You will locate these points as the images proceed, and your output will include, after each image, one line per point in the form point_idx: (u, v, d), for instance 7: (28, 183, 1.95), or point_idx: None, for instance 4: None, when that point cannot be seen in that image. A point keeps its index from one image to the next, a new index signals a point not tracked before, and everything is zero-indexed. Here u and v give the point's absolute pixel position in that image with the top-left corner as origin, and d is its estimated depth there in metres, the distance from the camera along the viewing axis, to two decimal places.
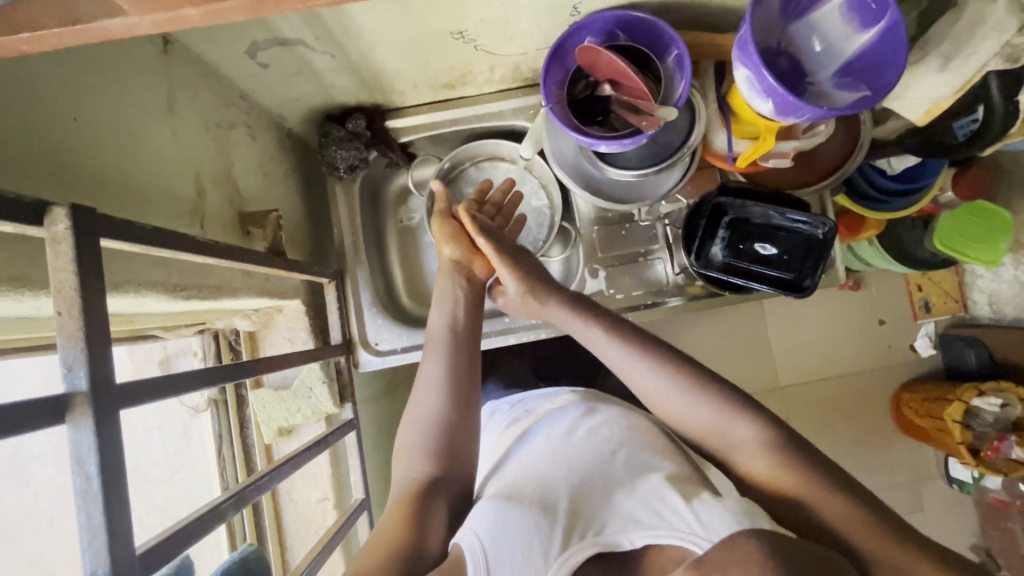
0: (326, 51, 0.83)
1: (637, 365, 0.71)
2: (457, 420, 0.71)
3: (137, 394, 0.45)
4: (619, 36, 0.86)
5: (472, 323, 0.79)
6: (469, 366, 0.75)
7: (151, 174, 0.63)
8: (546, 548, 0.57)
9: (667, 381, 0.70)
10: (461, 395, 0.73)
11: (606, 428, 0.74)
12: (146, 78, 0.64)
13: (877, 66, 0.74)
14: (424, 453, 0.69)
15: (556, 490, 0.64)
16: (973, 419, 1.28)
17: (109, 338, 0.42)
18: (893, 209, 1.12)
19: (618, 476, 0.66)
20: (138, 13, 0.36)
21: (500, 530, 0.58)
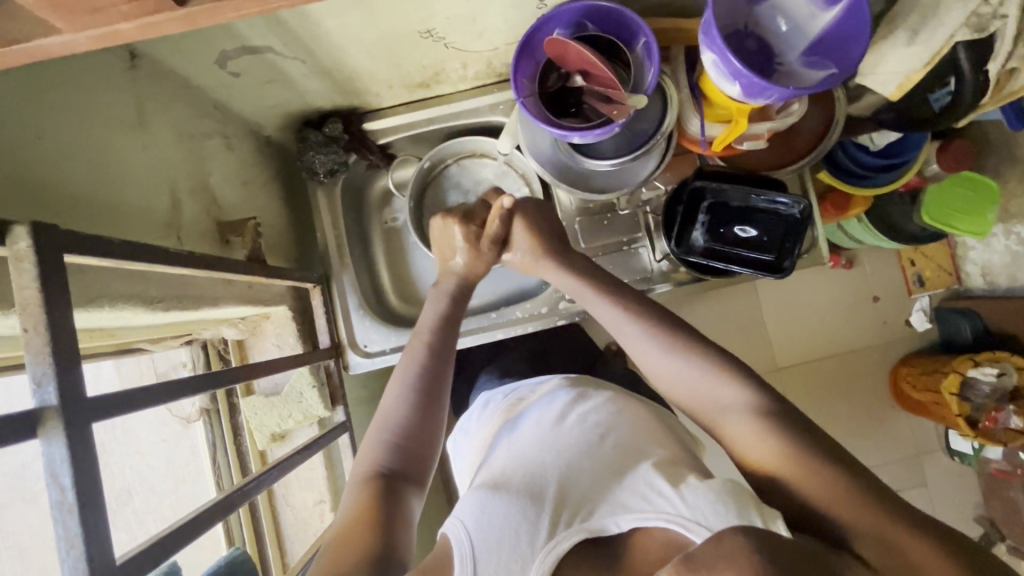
0: (296, 57, 0.84)
1: (645, 343, 0.72)
2: (427, 417, 0.71)
3: (112, 407, 0.46)
4: (587, 27, 0.86)
5: (451, 322, 0.80)
6: (444, 366, 0.75)
7: (122, 190, 0.63)
8: (532, 536, 0.58)
9: (676, 362, 0.69)
10: (432, 388, 0.73)
11: (595, 415, 0.75)
12: (112, 93, 0.64)
13: (842, 44, 0.74)
14: (392, 447, 0.68)
15: (543, 479, 0.65)
16: (970, 391, 1.28)
17: (78, 351, 0.43)
18: (875, 185, 1.13)
19: (605, 461, 0.67)
20: (72, 31, 0.39)
21: (486, 523, 0.59)
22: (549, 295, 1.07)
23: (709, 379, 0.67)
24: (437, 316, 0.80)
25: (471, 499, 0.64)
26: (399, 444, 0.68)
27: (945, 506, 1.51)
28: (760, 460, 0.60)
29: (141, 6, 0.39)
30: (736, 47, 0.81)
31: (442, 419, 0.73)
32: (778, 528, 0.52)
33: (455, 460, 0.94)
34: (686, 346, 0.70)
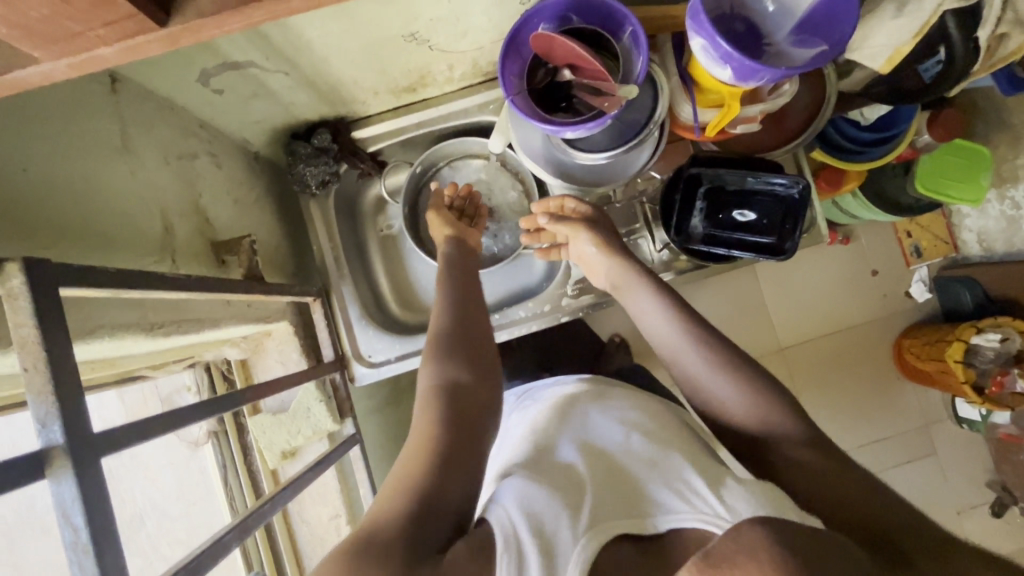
0: (279, 70, 0.82)
1: (691, 356, 0.70)
2: (477, 370, 0.71)
3: (123, 439, 0.45)
4: (573, 19, 0.85)
5: (471, 282, 0.86)
6: (476, 333, 0.76)
7: (112, 217, 0.62)
8: (574, 522, 0.57)
9: (726, 384, 0.67)
10: (475, 334, 0.76)
11: (620, 416, 0.76)
12: (96, 119, 0.63)
13: (830, 20, 0.74)
14: (443, 395, 0.67)
15: (580, 474, 0.65)
16: (974, 357, 1.29)
17: (80, 386, 0.42)
18: (868, 159, 1.13)
19: (635, 458, 0.67)
20: (50, 59, 0.38)
21: (527, 513, 0.57)
22: (551, 293, 1.07)
23: (765, 414, 0.66)
24: (453, 271, 0.87)
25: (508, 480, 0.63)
26: (462, 373, 0.70)
27: (957, 474, 1.52)
28: (815, 491, 0.59)
29: (119, 28, 0.38)
30: (723, 30, 0.80)
31: (490, 367, 0.73)
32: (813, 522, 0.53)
33: None
34: (733, 367, 0.68)
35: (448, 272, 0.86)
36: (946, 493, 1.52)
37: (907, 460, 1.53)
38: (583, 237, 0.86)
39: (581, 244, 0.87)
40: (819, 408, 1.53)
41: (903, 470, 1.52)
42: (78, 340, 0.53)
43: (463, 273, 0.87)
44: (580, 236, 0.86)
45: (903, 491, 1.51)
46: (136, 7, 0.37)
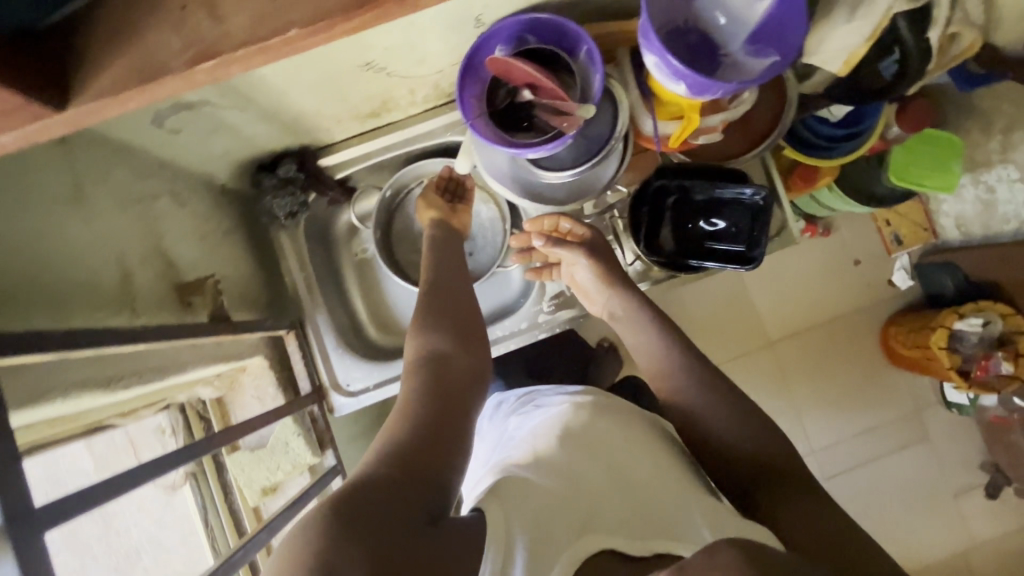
0: (236, 105, 0.82)
1: (686, 379, 0.78)
2: (462, 345, 0.78)
3: (46, 516, 0.45)
4: (529, 39, 0.84)
5: (461, 276, 0.90)
6: (462, 313, 0.83)
7: (65, 273, 0.61)
8: (560, 536, 0.57)
9: (716, 402, 0.75)
10: (464, 319, 0.82)
11: (614, 424, 0.76)
12: (44, 174, 0.62)
13: (781, 29, 0.74)
14: (430, 364, 0.74)
15: (574, 482, 0.65)
16: (959, 342, 1.29)
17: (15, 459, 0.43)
18: (838, 155, 1.14)
19: (630, 470, 0.68)
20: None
21: (528, 519, 0.58)
22: (528, 310, 1.06)
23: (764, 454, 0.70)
24: (444, 263, 0.91)
25: (502, 482, 0.63)
26: (449, 346, 0.77)
27: (950, 458, 1.51)
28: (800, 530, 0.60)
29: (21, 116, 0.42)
30: (677, 43, 0.80)
31: (473, 342, 0.80)
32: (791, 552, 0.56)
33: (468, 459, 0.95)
34: (725, 390, 0.76)
35: (439, 266, 0.90)
36: (941, 477, 1.50)
37: (900, 447, 1.51)
38: (580, 256, 0.91)
39: (578, 263, 0.92)
40: (810, 402, 1.52)
41: (897, 457, 1.51)
42: (25, 405, 0.53)
43: (454, 266, 0.91)
44: (576, 254, 0.91)
45: (898, 478, 1.50)
46: (28, 97, 0.41)
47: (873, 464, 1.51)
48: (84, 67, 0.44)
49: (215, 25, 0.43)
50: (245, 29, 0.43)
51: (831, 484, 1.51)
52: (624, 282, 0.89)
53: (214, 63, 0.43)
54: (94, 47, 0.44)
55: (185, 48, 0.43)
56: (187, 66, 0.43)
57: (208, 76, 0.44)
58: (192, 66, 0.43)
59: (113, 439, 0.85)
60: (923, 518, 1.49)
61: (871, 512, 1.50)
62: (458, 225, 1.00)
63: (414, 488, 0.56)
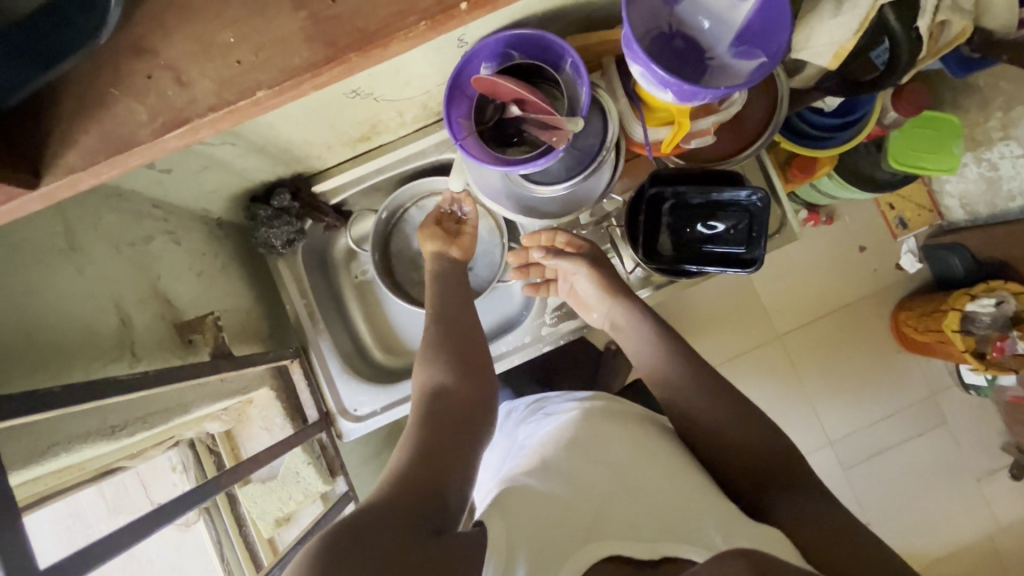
0: (224, 142, 0.82)
1: (685, 385, 0.76)
2: (465, 368, 0.77)
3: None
4: (514, 55, 0.84)
5: (463, 299, 0.89)
6: (464, 336, 0.82)
7: (59, 328, 0.62)
8: (564, 548, 0.57)
9: (713, 403, 0.74)
10: (469, 344, 0.81)
11: (629, 432, 0.74)
12: (37, 230, 0.62)
13: (767, 31, 0.73)
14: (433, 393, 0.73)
15: (580, 494, 0.63)
16: (971, 324, 1.28)
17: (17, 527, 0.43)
18: (835, 146, 1.12)
19: (645, 478, 0.66)
20: None
21: (529, 523, 0.58)
22: (531, 322, 1.06)
23: (763, 457, 0.69)
24: (443, 285, 0.91)
25: (508, 491, 0.63)
26: (455, 373, 0.76)
27: (971, 441, 1.48)
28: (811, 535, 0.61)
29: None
30: (662, 49, 0.79)
31: (477, 366, 0.79)
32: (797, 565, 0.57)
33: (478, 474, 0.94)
34: (722, 390, 0.74)
35: (439, 287, 0.90)
36: (962, 461, 1.48)
37: (918, 433, 1.49)
38: (582, 271, 0.90)
39: (580, 278, 0.91)
40: (823, 394, 1.50)
41: (916, 444, 1.49)
42: (27, 464, 0.53)
43: (455, 289, 0.91)
44: (579, 269, 0.90)
45: (917, 465, 1.48)
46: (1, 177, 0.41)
47: (891, 452, 1.48)
48: (52, 140, 0.44)
49: (181, 91, 0.44)
50: (212, 91, 0.43)
51: (851, 476, 1.48)
52: (626, 295, 0.88)
53: (185, 129, 0.44)
54: (62, 121, 0.44)
55: (154, 117, 0.44)
56: (158, 134, 0.44)
57: (179, 141, 0.45)
58: (162, 134, 0.44)
59: (123, 480, 0.87)
60: (946, 505, 1.47)
61: (894, 501, 1.47)
62: (459, 252, 0.97)
63: (424, 509, 0.55)
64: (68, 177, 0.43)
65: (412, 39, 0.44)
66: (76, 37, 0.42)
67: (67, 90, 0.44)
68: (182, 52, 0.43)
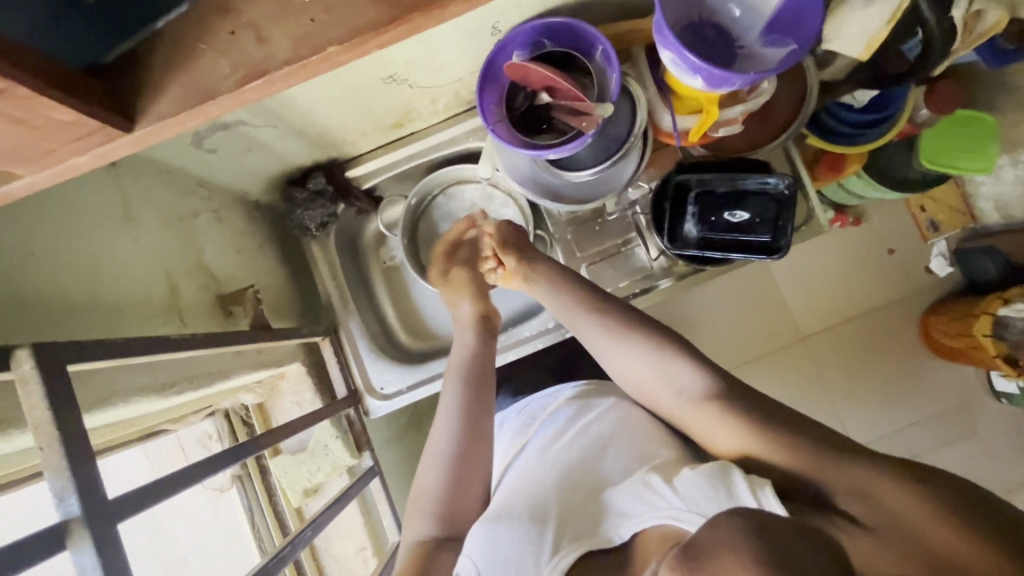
0: (267, 123, 0.86)
1: (631, 354, 0.75)
2: (468, 457, 0.76)
3: (120, 510, 0.49)
4: (545, 44, 0.86)
5: (482, 417, 0.79)
6: (477, 412, 0.79)
7: (119, 290, 0.66)
8: (536, 555, 0.63)
9: (660, 364, 0.73)
10: (469, 494, 0.76)
11: (599, 426, 0.77)
12: (99, 198, 0.67)
13: (798, 18, 0.74)
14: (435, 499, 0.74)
15: (547, 498, 0.69)
16: (1004, 330, 1.22)
17: (89, 459, 0.47)
18: (864, 142, 1.11)
19: (611, 476, 0.70)
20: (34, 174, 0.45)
21: (496, 553, 0.64)
22: None
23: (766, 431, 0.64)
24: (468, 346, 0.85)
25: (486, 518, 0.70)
26: (447, 518, 0.73)
27: (1002, 451, 1.44)
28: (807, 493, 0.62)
29: (90, 140, 0.45)
30: (693, 38, 0.81)
31: (483, 456, 0.78)
32: (769, 503, 0.57)
33: None
34: (670, 351, 0.73)
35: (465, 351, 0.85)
36: (993, 472, 1.44)
37: (946, 440, 1.46)
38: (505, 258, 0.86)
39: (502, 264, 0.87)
40: (847, 395, 1.48)
41: (944, 453, 1.45)
42: (95, 409, 0.59)
43: (476, 400, 0.80)
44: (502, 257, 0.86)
45: None
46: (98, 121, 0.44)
47: (918, 460, 1.45)
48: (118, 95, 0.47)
49: (260, 47, 0.46)
50: (287, 49, 0.45)
51: None
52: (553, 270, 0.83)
53: (261, 82, 0.46)
54: (152, 73, 0.47)
55: (235, 70, 0.46)
56: (238, 86, 0.46)
57: (256, 93, 0.46)
58: (242, 86, 0.46)
59: (165, 444, 0.92)
60: None
61: None
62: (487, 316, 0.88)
63: None
64: (156, 124, 0.46)
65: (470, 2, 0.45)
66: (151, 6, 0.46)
67: (158, 46, 0.47)
68: (261, 11, 0.46)
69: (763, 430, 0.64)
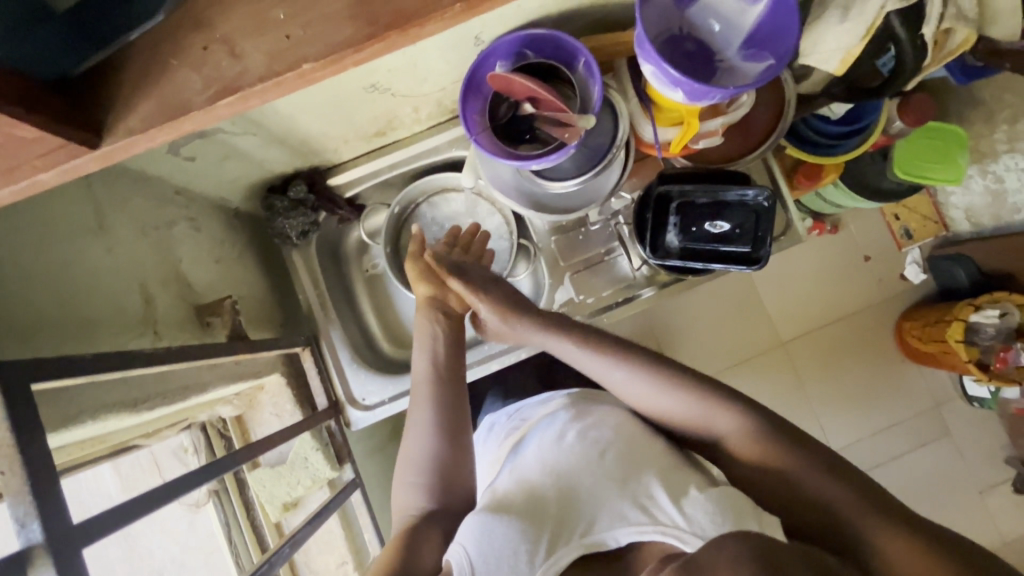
0: (246, 132, 0.85)
1: (641, 386, 0.74)
2: (451, 440, 0.76)
3: (86, 535, 0.47)
4: (528, 54, 0.87)
5: (456, 395, 0.79)
6: (457, 394, 0.79)
7: (90, 304, 0.64)
8: (530, 557, 0.62)
9: (687, 402, 0.72)
10: (451, 488, 0.74)
11: (595, 429, 0.76)
12: (71, 208, 0.65)
13: (775, 34, 0.76)
14: (422, 489, 0.74)
15: (542, 500, 0.68)
16: (976, 336, 1.28)
17: (54, 484, 0.46)
18: (839, 153, 1.14)
19: (605, 475, 0.69)
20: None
21: (487, 549, 0.62)
22: None
23: (771, 445, 0.67)
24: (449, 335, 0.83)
25: (477, 513, 0.68)
26: (435, 495, 0.73)
27: (974, 453, 1.48)
28: (788, 490, 0.65)
29: (56, 156, 0.44)
30: (673, 52, 0.82)
31: (467, 436, 0.77)
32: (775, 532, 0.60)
33: None
34: (684, 386, 0.72)
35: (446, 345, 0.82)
36: (964, 474, 1.48)
37: (921, 444, 1.49)
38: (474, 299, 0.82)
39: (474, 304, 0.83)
40: (825, 401, 1.50)
41: (919, 455, 1.49)
42: (62, 428, 0.57)
43: (449, 391, 0.79)
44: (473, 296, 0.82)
45: (920, 475, 1.47)
46: (64, 136, 0.43)
47: (895, 462, 1.48)
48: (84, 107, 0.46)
49: (236, 62, 0.45)
50: (263, 64, 0.45)
51: None
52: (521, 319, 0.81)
53: (236, 98, 0.45)
54: (124, 86, 0.46)
55: (209, 85, 0.45)
56: (211, 101, 0.45)
57: (230, 109, 0.46)
58: (215, 101, 0.45)
59: (138, 459, 0.89)
60: (950, 516, 1.46)
61: None
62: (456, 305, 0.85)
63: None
64: (127, 139, 0.45)
65: (451, 18, 0.45)
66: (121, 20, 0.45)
67: (130, 59, 0.46)
68: (237, 25, 0.45)
69: (780, 452, 0.67)
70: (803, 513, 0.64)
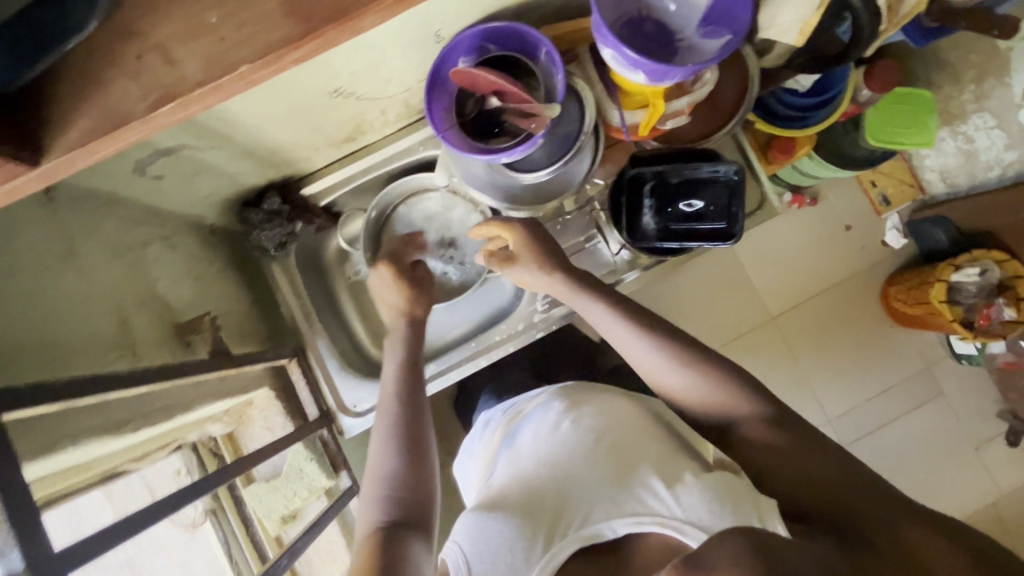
0: (213, 146, 0.84)
1: (639, 344, 0.76)
2: (414, 423, 0.76)
3: (69, 561, 0.47)
4: (490, 48, 0.87)
5: (416, 380, 0.81)
6: (417, 385, 0.81)
7: (62, 330, 0.64)
8: (528, 553, 0.62)
9: (662, 362, 0.74)
10: (420, 473, 0.71)
11: (588, 418, 0.76)
12: (35, 233, 0.64)
13: (732, 9, 0.76)
14: (393, 499, 0.68)
15: (540, 492, 0.68)
16: (958, 295, 1.30)
17: (31, 511, 0.45)
18: (809, 124, 1.15)
19: (601, 463, 0.69)
20: None
21: (482, 543, 0.63)
22: (523, 311, 1.08)
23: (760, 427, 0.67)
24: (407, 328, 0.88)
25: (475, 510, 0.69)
26: (405, 481, 0.70)
27: (966, 410, 1.51)
28: (783, 469, 0.63)
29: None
30: (633, 34, 0.82)
31: (428, 421, 0.78)
32: (775, 526, 0.57)
33: (461, 481, 0.95)
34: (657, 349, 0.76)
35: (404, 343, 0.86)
36: (958, 431, 1.50)
37: (915, 405, 1.51)
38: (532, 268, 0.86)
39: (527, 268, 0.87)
40: (819, 371, 1.52)
41: (912, 417, 1.51)
42: (37, 456, 0.56)
43: (410, 384, 0.80)
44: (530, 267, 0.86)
45: (914, 437, 1.49)
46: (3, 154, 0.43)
47: (888, 426, 1.50)
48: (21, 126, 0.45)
49: (171, 70, 0.45)
50: (201, 69, 0.44)
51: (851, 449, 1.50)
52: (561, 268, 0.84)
53: (175, 105, 0.45)
54: (62, 101, 0.45)
55: (148, 93, 0.45)
56: (152, 110, 0.45)
57: (172, 116, 0.46)
58: (155, 109, 0.45)
59: (129, 485, 0.87)
60: (945, 474, 1.48)
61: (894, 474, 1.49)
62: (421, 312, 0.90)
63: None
64: (69, 154, 0.45)
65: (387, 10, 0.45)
66: (51, 35, 0.44)
67: (65, 71, 0.46)
68: (176, 33, 0.45)
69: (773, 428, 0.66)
70: (805, 498, 0.61)
